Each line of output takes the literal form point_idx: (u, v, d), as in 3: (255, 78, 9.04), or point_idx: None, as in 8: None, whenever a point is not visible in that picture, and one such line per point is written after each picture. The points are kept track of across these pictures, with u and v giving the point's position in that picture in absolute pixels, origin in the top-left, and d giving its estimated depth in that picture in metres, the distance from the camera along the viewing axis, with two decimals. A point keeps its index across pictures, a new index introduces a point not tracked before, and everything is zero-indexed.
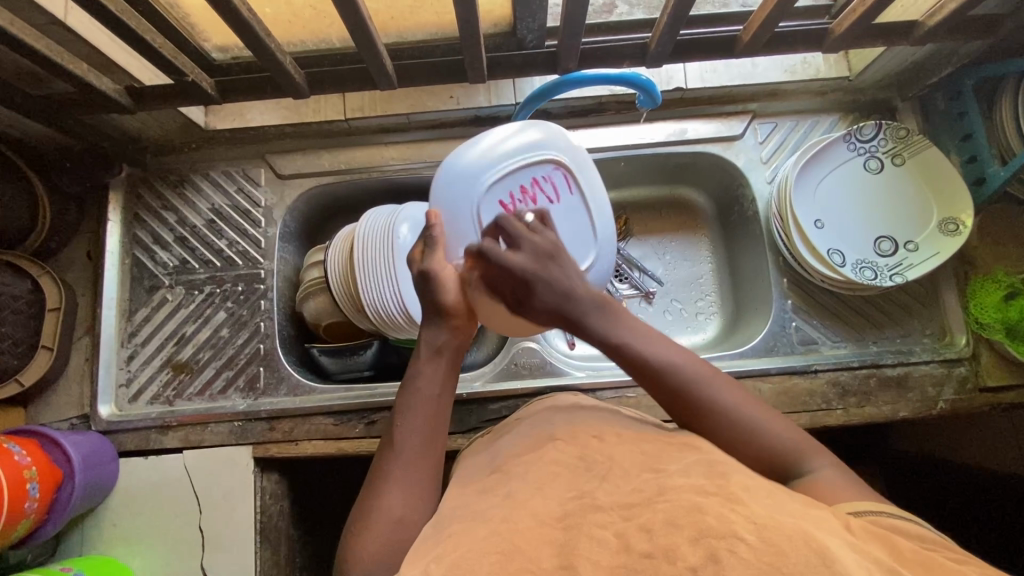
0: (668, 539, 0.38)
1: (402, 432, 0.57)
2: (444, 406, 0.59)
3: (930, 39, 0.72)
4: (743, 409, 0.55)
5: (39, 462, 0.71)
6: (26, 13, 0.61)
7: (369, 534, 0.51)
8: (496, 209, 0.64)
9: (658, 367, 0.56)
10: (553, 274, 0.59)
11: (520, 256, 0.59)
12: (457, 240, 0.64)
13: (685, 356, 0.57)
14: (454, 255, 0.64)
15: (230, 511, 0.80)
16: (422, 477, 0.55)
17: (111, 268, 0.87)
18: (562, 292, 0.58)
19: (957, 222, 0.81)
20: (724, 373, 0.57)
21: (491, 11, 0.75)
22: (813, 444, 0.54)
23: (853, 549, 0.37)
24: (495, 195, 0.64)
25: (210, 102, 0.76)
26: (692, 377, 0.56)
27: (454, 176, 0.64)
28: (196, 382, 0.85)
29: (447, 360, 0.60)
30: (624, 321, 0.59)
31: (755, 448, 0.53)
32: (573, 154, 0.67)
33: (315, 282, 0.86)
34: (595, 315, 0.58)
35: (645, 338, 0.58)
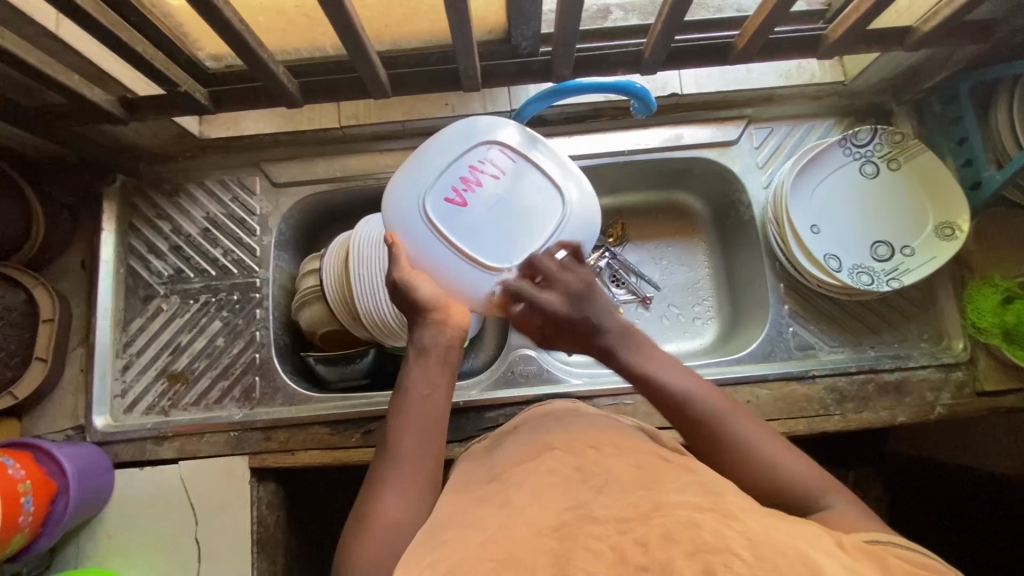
0: (664, 553, 0.38)
1: (394, 436, 0.56)
2: (438, 406, 0.58)
3: (924, 45, 0.73)
4: (762, 447, 0.54)
5: (33, 475, 0.70)
6: (17, 24, 0.61)
7: (367, 538, 0.50)
8: (444, 207, 0.61)
9: (684, 395, 0.57)
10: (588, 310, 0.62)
11: (557, 296, 0.61)
12: (419, 250, 0.61)
13: (702, 383, 0.58)
14: (422, 266, 0.62)
15: (226, 521, 0.79)
16: (418, 481, 0.54)
17: (106, 277, 0.86)
18: (597, 327, 0.61)
19: (953, 228, 0.81)
20: (751, 414, 0.57)
21: (485, 19, 0.75)
22: (828, 481, 0.53)
23: (850, 566, 0.37)
24: (438, 194, 0.61)
25: (204, 112, 0.76)
26: (717, 409, 0.56)
27: (396, 195, 0.62)
28: (192, 392, 0.85)
29: (434, 358, 0.60)
30: (650, 352, 0.61)
31: (764, 479, 0.53)
32: (499, 124, 0.64)
33: (310, 290, 0.85)
34: (623, 349, 0.61)
35: (664, 368, 0.59)
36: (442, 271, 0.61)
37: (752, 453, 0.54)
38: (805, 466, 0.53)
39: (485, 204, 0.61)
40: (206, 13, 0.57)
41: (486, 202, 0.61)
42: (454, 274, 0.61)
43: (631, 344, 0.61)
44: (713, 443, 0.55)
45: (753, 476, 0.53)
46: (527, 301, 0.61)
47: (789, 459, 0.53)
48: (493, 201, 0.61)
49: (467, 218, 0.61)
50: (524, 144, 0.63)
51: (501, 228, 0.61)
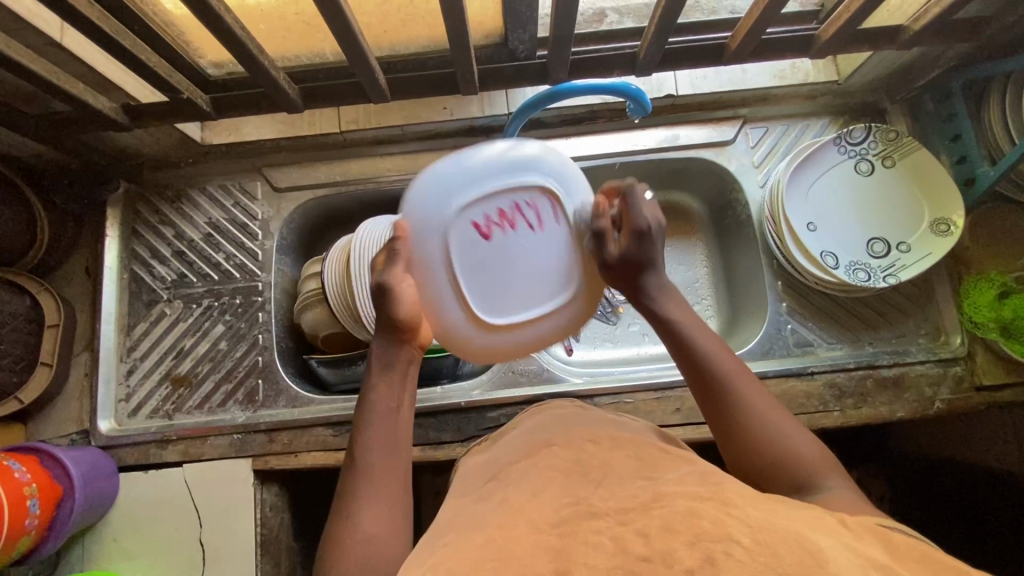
0: (664, 543, 0.38)
1: (362, 448, 0.57)
2: (402, 418, 0.60)
3: (916, 44, 0.74)
4: (771, 419, 0.56)
5: (39, 478, 0.71)
6: (21, 34, 0.62)
7: (344, 554, 0.51)
8: (467, 233, 0.58)
9: (701, 354, 0.59)
10: (659, 242, 0.63)
11: (650, 214, 0.62)
12: (419, 255, 0.59)
13: (728, 352, 0.60)
14: (419, 276, 0.60)
15: (230, 524, 0.80)
16: (391, 492, 0.55)
17: (110, 283, 0.87)
18: (654, 261, 0.63)
19: (949, 223, 0.82)
20: (763, 388, 0.58)
21: (482, 23, 0.75)
22: (818, 457, 0.54)
23: (848, 548, 0.37)
24: (469, 215, 0.58)
25: (205, 118, 0.77)
26: (729, 376, 0.58)
27: (428, 191, 0.59)
28: (195, 396, 0.86)
29: (398, 372, 0.61)
30: (684, 306, 0.64)
31: (772, 457, 0.54)
32: (565, 179, 0.61)
33: (312, 294, 0.87)
34: (663, 295, 0.63)
35: (699, 329, 0.61)
36: (433, 290, 0.60)
37: (763, 426, 0.55)
38: (813, 452, 0.54)
39: (504, 250, 0.59)
40: (207, 21, 0.58)
41: (507, 249, 0.59)
42: (441, 305, 0.60)
43: (667, 293, 0.64)
44: (723, 412, 0.57)
45: (760, 453, 0.54)
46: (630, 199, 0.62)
47: (795, 441, 0.55)
48: (517, 247, 0.59)
49: (480, 254, 0.59)
50: (575, 213, 0.61)
51: (510, 284, 0.60)
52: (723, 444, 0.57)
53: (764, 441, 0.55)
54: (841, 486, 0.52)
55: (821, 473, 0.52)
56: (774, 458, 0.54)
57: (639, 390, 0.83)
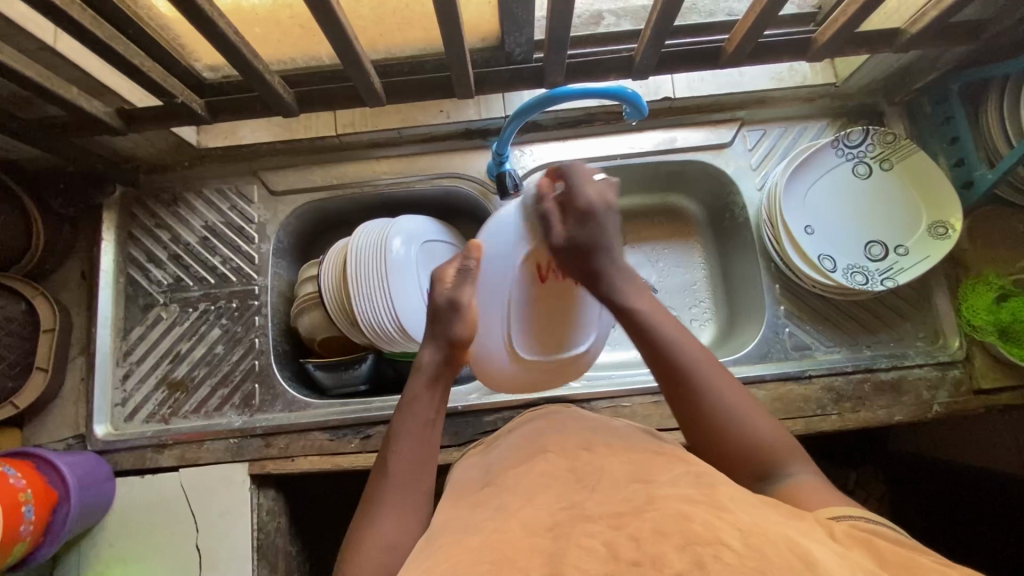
0: (655, 547, 0.38)
1: (394, 457, 0.58)
2: (436, 432, 0.61)
3: (912, 47, 0.73)
4: (739, 408, 0.56)
5: (34, 484, 0.71)
6: (15, 39, 0.61)
7: (364, 559, 0.51)
8: (529, 272, 0.68)
9: (665, 343, 0.59)
10: (608, 221, 0.65)
11: (593, 193, 0.65)
12: (487, 285, 0.68)
13: (693, 341, 0.60)
14: (480, 295, 0.68)
15: (226, 529, 0.80)
16: (414, 505, 0.56)
17: (105, 286, 0.87)
18: (605, 245, 0.64)
19: (946, 226, 0.82)
20: (731, 376, 0.59)
21: (478, 27, 0.75)
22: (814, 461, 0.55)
23: (840, 554, 0.37)
24: (536, 257, 0.68)
25: (200, 122, 0.77)
26: (696, 365, 0.58)
27: (508, 227, 0.68)
28: (192, 400, 0.85)
29: (440, 389, 0.63)
30: (640, 294, 0.64)
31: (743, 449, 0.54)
32: None
33: (309, 297, 0.86)
34: (619, 281, 0.64)
35: (661, 318, 0.61)
36: (487, 312, 0.69)
37: (732, 416, 0.55)
38: (777, 436, 0.55)
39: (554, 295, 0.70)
40: (200, 28, 0.58)
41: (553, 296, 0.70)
42: (489, 329, 0.69)
43: (628, 280, 0.65)
44: (693, 402, 0.57)
45: (727, 439, 0.55)
46: (569, 182, 0.66)
47: (760, 425, 0.55)
48: (560, 293, 0.71)
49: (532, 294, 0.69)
50: None
51: (544, 326, 0.71)
52: (694, 437, 0.57)
53: (735, 432, 0.55)
54: None
55: (825, 478, 0.53)
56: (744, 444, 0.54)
57: (636, 394, 0.83)
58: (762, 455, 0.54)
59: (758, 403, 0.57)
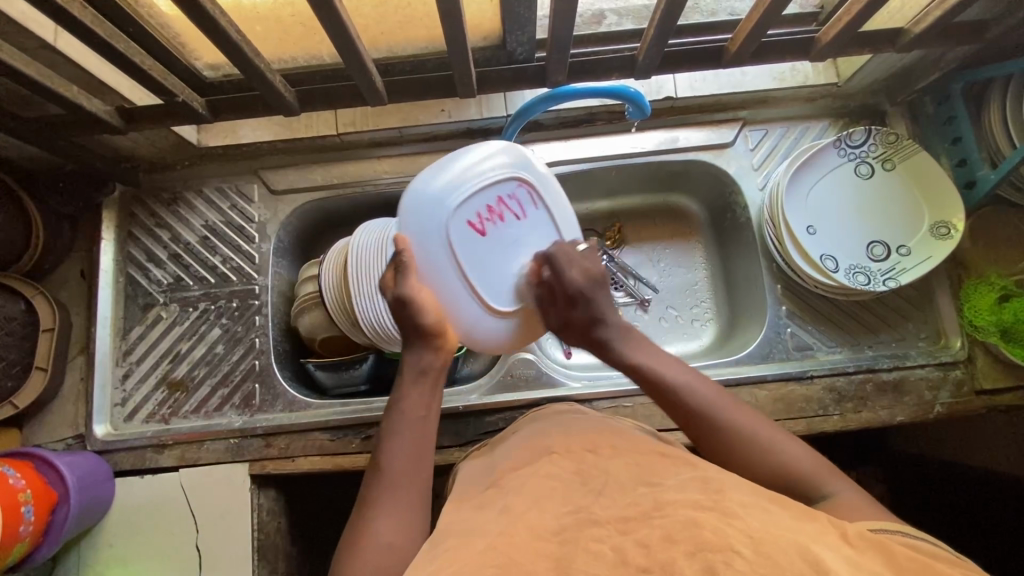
0: (665, 554, 0.39)
1: (387, 455, 0.59)
2: (430, 427, 0.62)
3: (915, 47, 0.73)
4: (759, 434, 0.57)
5: (34, 484, 0.70)
6: (16, 38, 0.61)
7: (362, 558, 0.51)
8: (464, 232, 0.61)
9: (672, 388, 0.61)
10: (598, 294, 0.67)
11: (578, 273, 0.64)
12: (426, 265, 0.62)
13: (699, 379, 0.62)
14: (426, 278, 0.62)
15: (227, 529, 0.79)
16: (411, 502, 0.56)
17: (105, 286, 0.86)
18: (600, 316, 0.66)
19: (949, 227, 0.82)
20: (743, 403, 0.60)
21: (480, 25, 0.74)
22: (826, 468, 0.55)
23: (849, 559, 0.38)
24: (463, 214, 0.61)
25: (201, 120, 0.77)
26: (707, 403, 0.59)
27: (420, 205, 0.61)
28: (192, 400, 0.85)
29: (429, 380, 0.64)
30: (643, 345, 0.66)
31: (773, 476, 0.55)
32: (527, 164, 0.65)
33: (310, 296, 0.86)
34: (621, 342, 0.66)
35: (664, 364, 0.63)
36: (443, 291, 0.62)
37: (754, 446, 0.56)
38: (802, 453, 0.55)
39: (500, 238, 0.63)
40: (202, 26, 0.58)
41: (503, 238, 0.63)
42: (457, 305, 0.63)
43: (626, 338, 0.67)
44: (715, 441, 0.58)
45: (754, 465, 0.56)
46: (557, 271, 0.63)
47: (785, 449, 0.56)
48: (508, 239, 0.64)
49: (480, 248, 0.62)
50: (546, 194, 0.65)
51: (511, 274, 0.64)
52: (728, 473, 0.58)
53: (763, 461, 0.56)
54: (841, 487, 0.53)
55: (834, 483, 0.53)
56: (773, 471, 0.55)
57: (638, 394, 0.82)
58: (791, 474, 0.54)
59: (776, 425, 0.58)
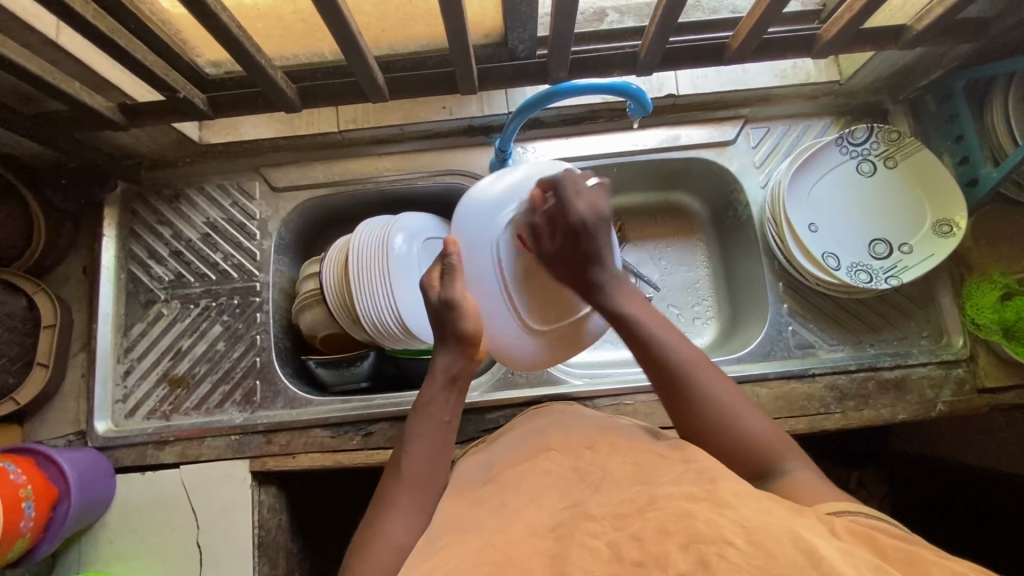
0: (659, 547, 0.39)
1: (407, 459, 0.59)
2: (451, 433, 0.62)
3: (917, 44, 0.73)
4: (729, 400, 0.57)
5: (35, 480, 0.70)
6: (17, 32, 0.61)
7: (375, 559, 0.51)
8: (512, 245, 0.67)
9: (655, 342, 0.60)
10: (601, 235, 0.65)
11: (584, 207, 0.64)
12: (474, 272, 0.66)
13: (683, 339, 0.61)
14: (469, 284, 0.66)
15: (228, 527, 0.79)
16: (425, 505, 0.56)
17: (106, 283, 0.87)
18: (598, 256, 0.64)
19: (951, 224, 0.81)
20: (719, 370, 0.60)
21: (481, 23, 0.75)
22: (791, 447, 0.56)
23: (843, 550, 0.37)
24: (511, 229, 0.67)
25: (202, 117, 0.77)
26: (686, 360, 0.59)
27: (475, 213, 0.67)
28: (193, 396, 0.85)
29: (458, 388, 0.64)
30: (632, 297, 0.64)
31: (734, 441, 0.55)
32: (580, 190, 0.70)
33: (310, 293, 0.86)
34: (611, 288, 0.64)
35: (650, 318, 0.62)
36: (484, 298, 0.67)
37: (722, 411, 0.56)
38: (765, 427, 0.56)
39: None
40: (204, 22, 0.58)
41: None
42: (493, 312, 0.67)
43: (617, 284, 0.65)
44: (686, 397, 0.57)
45: (716, 430, 0.56)
46: (562, 195, 0.64)
47: (752, 421, 0.56)
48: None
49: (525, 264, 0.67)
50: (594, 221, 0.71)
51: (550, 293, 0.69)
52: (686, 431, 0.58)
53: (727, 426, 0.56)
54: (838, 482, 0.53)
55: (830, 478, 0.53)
56: (736, 438, 0.55)
57: (639, 392, 0.82)
58: (752, 442, 0.55)
59: (748, 399, 0.58)
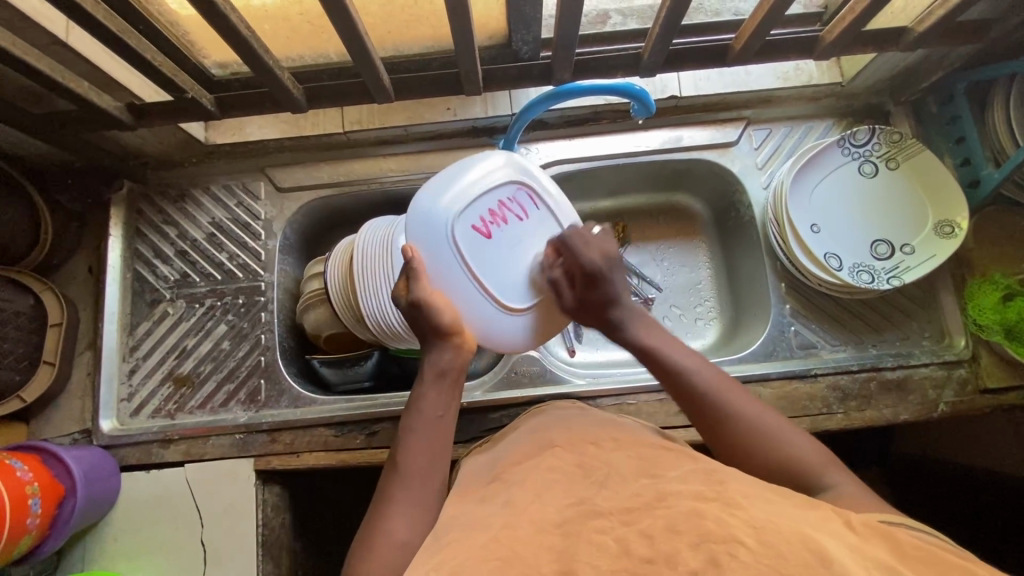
0: (668, 545, 0.39)
1: (404, 454, 0.59)
2: (446, 427, 0.62)
3: (919, 46, 0.74)
4: (760, 419, 0.57)
5: (41, 477, 0.71)
6: (27, 33, 0.62)
7: (378, 557, 0.52)
8: (469, 235, 0.64)
9: (678, 369, 0.62)
10: (613, 276, 0.67)
11: (596, 254, 0.66)
12: (437, 271, 0.64)
13: (706, 364, 0.62)
14: (436, 283, 0.65)
15: (232, 525, 0.80)
16: (427, 501, 0.57)
17: (113, 282, 0.87)
18: (614, 296, 0.67)
19: (953, 225, 0.82)
20: (746, 389, 0.61)
21: (486, 24, 0.75)
22: (828, 460, 0.55)
23: (852, 549, 0.38)
24: (467, 219, 0.64)
25: (210, 118, 0.77)
26: (709, 383, 0.60)
27: (425, 213, 0.64)
28: (198, 395, 0.86)
29: (448, 381, 0.64)
30: (653, 329, 0.67)
31: (770, 461, 0.55)
32: (524, 168, 0.68)
33: (316, 293, 0.87)
34: (631, 323, 0.67)
35: (671, 346, 0.64)
36: (457, 295, 0.65)
37: (754, 432, 0.57)
38: (802, 443, 0.56)
39: (507, 239, 0.66)
40: (212, 22, 0.58)
41: (508, 239, 0.66)
42: (468, 304, 0.65)
43: (638, 321, 0.67)
44: (716, 421, 0.58)
45: (757, 450, 0.56)
46: (573, 249, 0.66)
47: (786, 438, 0.56)
48: (511, 240, 0.66)
49: (487, 251, 0.65)
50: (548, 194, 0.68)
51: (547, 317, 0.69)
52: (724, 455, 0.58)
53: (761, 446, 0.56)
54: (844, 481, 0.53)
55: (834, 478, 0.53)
56: (771, 457, 0.55)
57: (642, 392, 0.83)
58: (787, 460, 0.55)
59: (780, 416, 0.58)
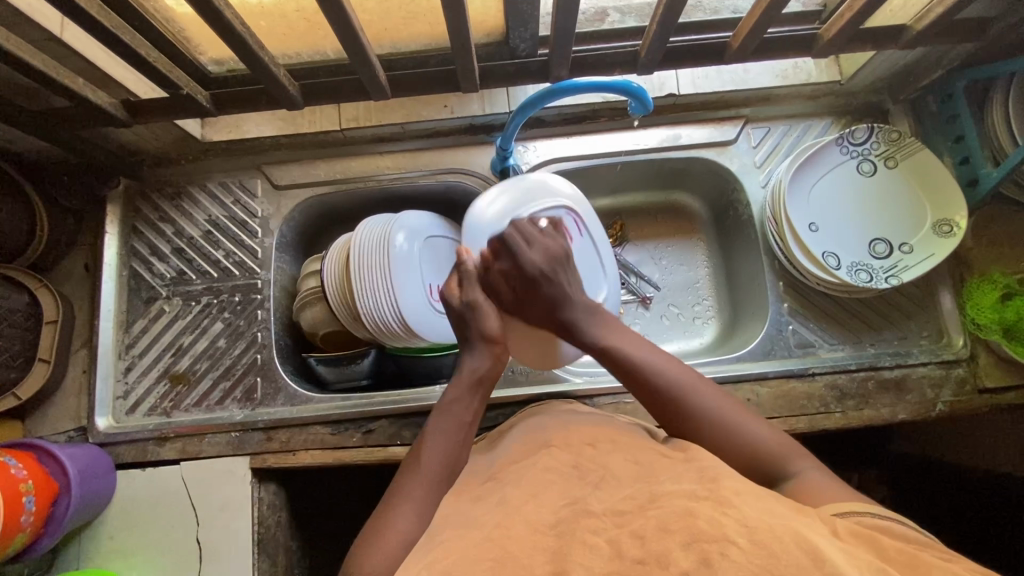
0: (660, 544, 0.39)
1: (425, 454, 0.59)
2: (471, 434, 0.62)
3: (918, 44, 0.73)
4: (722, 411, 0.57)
5: (35, 475, 0.70)
6: (21, 29, 0.62)
7: (379, 552, 0.51)
8: None
9: (635, 363, 0.61)
10: (559, 276, 0.67)
11: (537, 254, 0.67)
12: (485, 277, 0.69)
13: (665, 357, 0.62)
14: None
15: (228, 523, 0.79)
16: (432, 501, 0.56)
17: (109, 279, 0.87)
18: (564, 296, 0.66)
19: (951, 224, 0.81)
20: (707, 379, 0.61)
21: (483, 21, 0.75)
22: (795, 448, 0.55)
23: (844, 550, 0.38)
24: None
25: (206, 115, 0.77)
26: (670, 377, 0.59)
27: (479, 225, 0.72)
28: (194, 393, 0.85)
29: (484, 389, 0.65)
30: (608, 325, 0.66)
31: (735, 450, 0.55)
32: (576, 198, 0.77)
33: (311, 291, 0.86)
34: (585, 320, 0.66)
35: (628, 341, 0.63)
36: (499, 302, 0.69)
37: (716, 426, 0.56)
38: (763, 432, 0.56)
39: None
40: (207, 18, 0.58)
41: None
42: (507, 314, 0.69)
43: (595, 319, 0.66)
44: (679, 413, 0.58)
45: (719, 441, 0.56)
46: (511, 251, 0.67)
47: (750, 429, 0.56)
48: None
49: None
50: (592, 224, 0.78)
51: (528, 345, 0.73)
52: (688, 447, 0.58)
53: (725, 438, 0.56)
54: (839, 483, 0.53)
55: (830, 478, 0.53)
56: (736, 448, 0.55)
57: None
58: (752, 451, 0.55)
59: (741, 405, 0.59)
